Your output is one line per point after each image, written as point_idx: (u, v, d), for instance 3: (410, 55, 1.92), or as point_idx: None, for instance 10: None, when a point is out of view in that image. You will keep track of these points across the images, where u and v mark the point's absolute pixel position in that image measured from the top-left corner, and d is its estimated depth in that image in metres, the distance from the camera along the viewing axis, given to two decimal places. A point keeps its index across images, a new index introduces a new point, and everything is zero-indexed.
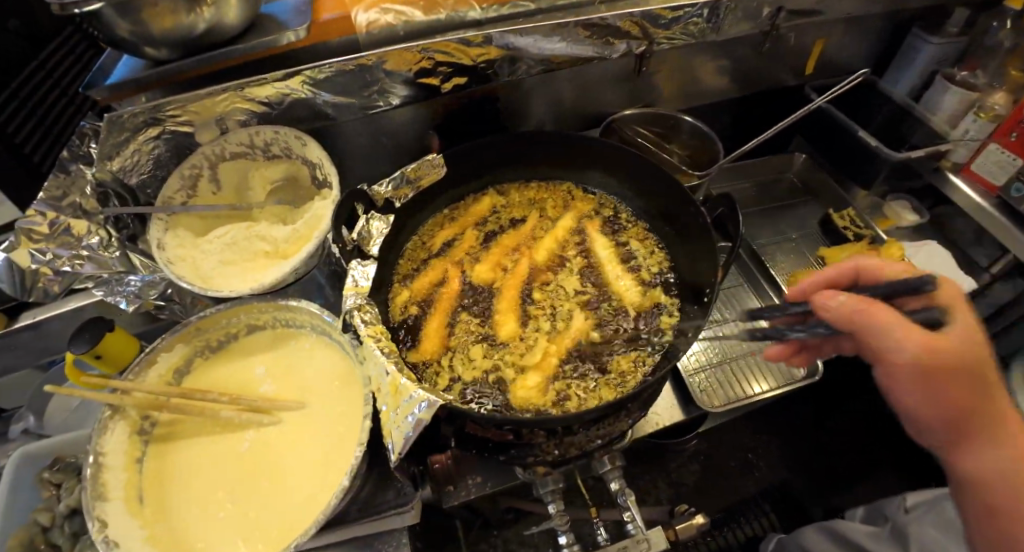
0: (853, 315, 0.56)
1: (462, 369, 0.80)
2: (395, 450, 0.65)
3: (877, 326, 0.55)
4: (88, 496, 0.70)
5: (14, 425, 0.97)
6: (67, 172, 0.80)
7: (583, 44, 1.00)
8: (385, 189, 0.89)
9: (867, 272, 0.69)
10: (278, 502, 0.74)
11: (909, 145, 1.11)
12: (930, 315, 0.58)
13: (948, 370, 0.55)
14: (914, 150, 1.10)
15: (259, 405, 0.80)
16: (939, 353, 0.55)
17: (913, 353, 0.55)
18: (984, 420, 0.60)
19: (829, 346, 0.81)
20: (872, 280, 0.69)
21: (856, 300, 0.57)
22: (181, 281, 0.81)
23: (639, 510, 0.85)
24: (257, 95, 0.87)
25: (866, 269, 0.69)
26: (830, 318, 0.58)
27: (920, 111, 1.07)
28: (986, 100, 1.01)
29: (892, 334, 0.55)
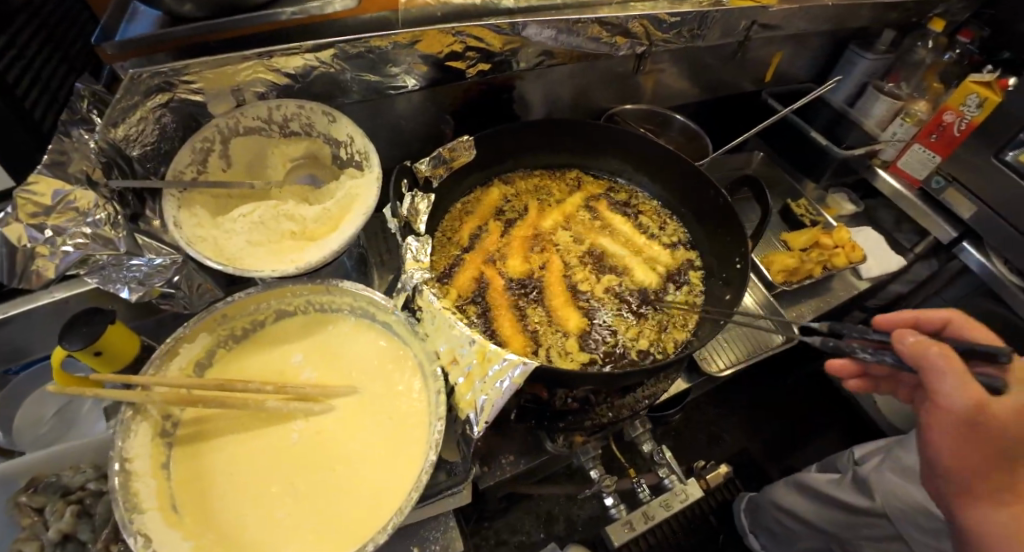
0: (929, 355, 0.59)
1: (557, 359, 0.83)
2: (484, 417, 0.66)
3: (938, 370, 0.58)
4: (123, 509, 0.60)
5: None
6: (69, 136, 0.68)
7: (595, 41, 1.07)
8: (425, 167, 0.88)
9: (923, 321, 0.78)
10: (343, 491, 0.69)
11: (847, 144, 1.31)
12: (993, 381, 0.62)
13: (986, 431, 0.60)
14: (851, 148, 1.30)
15: (309, 392, 0.74)
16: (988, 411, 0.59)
17: (967, 404, 0.59)
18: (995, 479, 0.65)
19: (886, 387, 0.85)
20: (957, 335, 0.76)
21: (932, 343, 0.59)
22: (209, 262, 0.73)
23: (675, 465, 0.93)
24: (283, 66, 0.82)
25: (955, 322, 0.77)
26: (904, 359, 0.61)
27: (855, 115, 1.28)
28: (910, 108, 1.20)
29: (947, 386, 0.59)
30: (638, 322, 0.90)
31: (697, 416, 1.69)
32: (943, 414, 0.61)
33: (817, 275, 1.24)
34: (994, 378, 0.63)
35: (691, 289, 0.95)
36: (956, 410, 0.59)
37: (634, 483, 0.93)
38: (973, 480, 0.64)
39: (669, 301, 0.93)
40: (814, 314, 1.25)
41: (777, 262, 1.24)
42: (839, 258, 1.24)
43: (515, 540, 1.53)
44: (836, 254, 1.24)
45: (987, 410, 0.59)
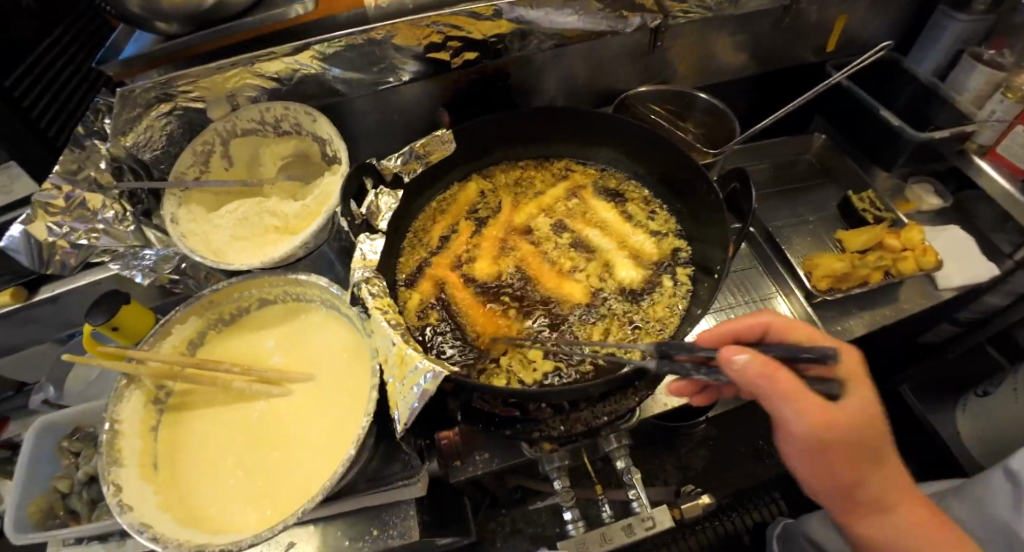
0: (753, 378, 0.56)
1: (514, 369, 0.78)
2: (401, 420, 0.66)
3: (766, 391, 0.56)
4: (105, 462, 0.72)
5: (36, 395, 0.99)
6: (81, 148, 0.81)
7: (595, 18, 0.98)
8: (393, 162, 0.88)
9: (777, 329, 0.69)
10: (285, 469, 0.75)
11: (935, 125, 1.11)
12: (828, 387, 0.60)
13: (838, 442, 0.58)
14: (938, 131, 1.10)
15: (270, 376, 0.81)
16: (831, 426, 0.57)
17: (810, 424, 0.57)
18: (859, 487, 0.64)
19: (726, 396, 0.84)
20: (777, 340, 0.70)
21: (762, 363, 0.56)
22: (193, 255, 0.83)
23: (644, 489, 0.85)
24: (267, 71, 0.88)
25: (773, 328, 0.70)
26: (732, 376, 0.58)
27: (945, 91, 1.07)
28: (1012, 80, 1.00)
29: (784, 406, 0.56)
30: (609, 325, 0.83)
31: (738, 428, 1.53)
32: (796, 435, 0.59)
33: (873, 283, 1.03)
34: (828, 383, 0.61)
35: (676, 290, 0.86)
36: (805, 431, 0.57)
37: (599, 501, 0.87)
38: (836, 491, 0.65)
39: (646, 302, 0.85)
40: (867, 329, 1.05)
41: (822, 265, 1.05)
42: (905, 263, 1.02)
43: (529, 530, 1.54)
44: (903, 259, 1.02)
45: (831, 429, 0.57)
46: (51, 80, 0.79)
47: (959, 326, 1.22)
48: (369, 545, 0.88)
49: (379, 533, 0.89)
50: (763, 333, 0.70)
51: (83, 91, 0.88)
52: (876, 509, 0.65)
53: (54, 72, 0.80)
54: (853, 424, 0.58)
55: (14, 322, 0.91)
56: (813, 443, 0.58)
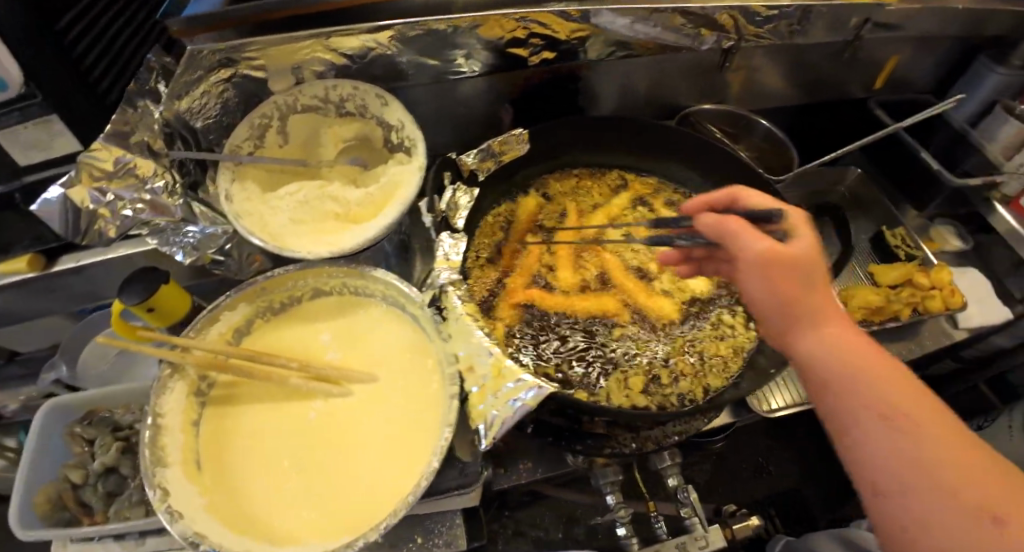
0: (720, 225, 0.60)
1: (614, 390, 0.75)
2: (491, 434, 0.63)
3: (734, 230, 0.58)
4: (149, 461, 0.65)
5: (43, 374, 0.91)
6: (134, 107, 0.72)
7: (674, 32, 0.97)
8: (471, 159, 0.85)
9: (747, 193, 0.65)
10: (352, 476, 0.71)
11: (963, 170, 1.17)
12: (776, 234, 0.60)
13: (788, 277, 0.56)
14: (968, 175, 1.16)
15: (329, 374, 0.75)
16: (780, 260, 0.56)
17: (760, 247, 0.56)
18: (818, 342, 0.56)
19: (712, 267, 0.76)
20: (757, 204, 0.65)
21: (725, 218, 0.60)
22: (253, 238, 0.76)
23: (700, 507, 0.86)
24: (340, 46, 0.82)
25: (743, 194, 0.66)
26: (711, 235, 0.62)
27: (976, 138, 1.12)
28: None
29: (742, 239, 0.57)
30: (693, 344, 0.82)
31: (741, 444, 1.56)
32: (744, 265, 0.58)
33: (905, 318, 1.07)
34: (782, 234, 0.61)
35: (751, 311, 0.87)
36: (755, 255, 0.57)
37: (652, 518, 0.87)
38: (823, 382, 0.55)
39: (722, 323, 0.85)
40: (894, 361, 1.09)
41: (858, 296, 1.09)
42: (933, 301, 1.07)
43: (534, 534, 1.52)
44: (932, 297, 1.07)
45: (783, 258, 0.56)
46: (106, 29, 0.72)
47: (962, 362, 1.29)
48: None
49: (423, 541, 0.86)
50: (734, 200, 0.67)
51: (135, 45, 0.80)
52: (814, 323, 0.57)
53: (108, 20, 0.72)
54: (799, 258, 0.57)
55: (32, 290, 0.84)
56: (757, 269, 0.57)
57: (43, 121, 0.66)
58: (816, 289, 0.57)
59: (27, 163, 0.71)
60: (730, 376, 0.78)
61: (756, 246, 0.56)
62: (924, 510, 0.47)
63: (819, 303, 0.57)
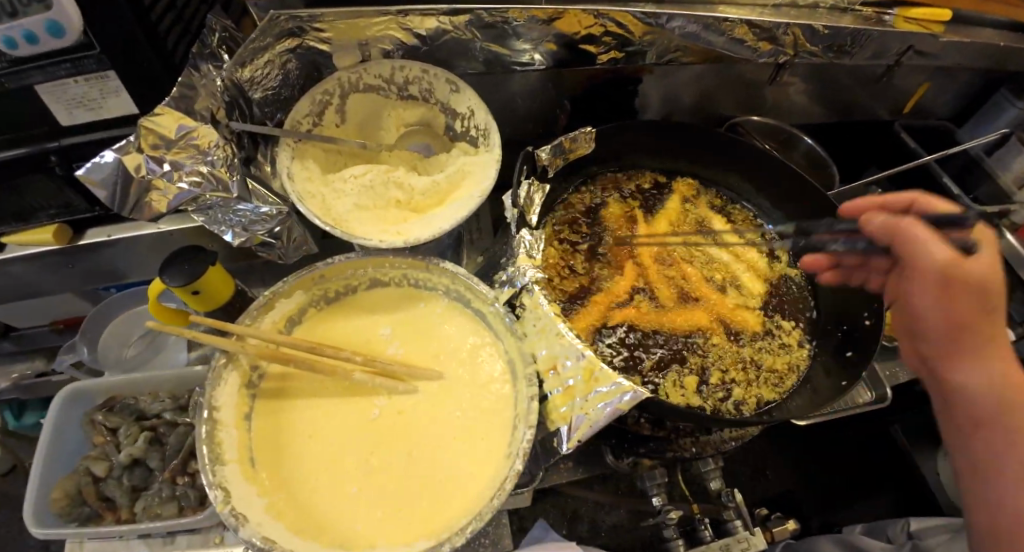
0: (892, 227, 0.66)
1: (670, 390, 0.77)
2: (580, 436, 0.62)
3: (914, 235, 0.64)
4: (208, 458, 0.60)
5: (63, 356, 0.83)
6: (198, 70, 0.66)
7: (738, 43, 0.97)
8: (546, 155, 0.82)
9: (927, 200, 0.71)
10: (421, 477, 0.67)
11: (975, 197, 1.19)
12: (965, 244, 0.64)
13: (962, 289, 0.60)
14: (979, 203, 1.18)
15: (395, 370, 0.71)
16: (957, 272, 0.60)
17: (941, 258, 0.61)
18: (975, 326, 0.62)
19: (861, 275, 0.82)
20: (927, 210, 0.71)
21: (900, 218, 0.66)
22: (318, 222, 0.71)
23: (745, 511, 0.87)
24: (416, 26, 0.78)
25: (921, 201, 0.71)
26: (883, 236, 0.68)
27: (990, 165, 1.14)
28: None
29: (929, 242, 0.62)
30: (751, 352, 0.85)
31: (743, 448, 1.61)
32: (923, 273, 0.62)
33: None
34: (966, 242, 0.65)
35: (806, 327, 0.90)
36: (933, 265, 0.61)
37: (697, 520, 0.88)
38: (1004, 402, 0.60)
39: (780, 337, 0.88)
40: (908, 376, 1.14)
41: None
42: None
43: None
44: None
45: (963, 269, 0.60)
46: None
47: None
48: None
49: (469, 541, 0.83)
50: (912, 205, 0.72)
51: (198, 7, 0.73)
52: (981, 354, 0.63)
53: None
54: (978, 275, 0.60)
55: (51, 264, 0.76)
56: (938, 279, 0.61)
57: (96, 77, 0.59)
58: (995, 309, 0.61)
59: (69, 125, 0.63)
60: (783, 391, 0.81)
61: (939, 254, 0.61)
62: (1004, 475, 0.60)
63: (973, 313, 0.61)
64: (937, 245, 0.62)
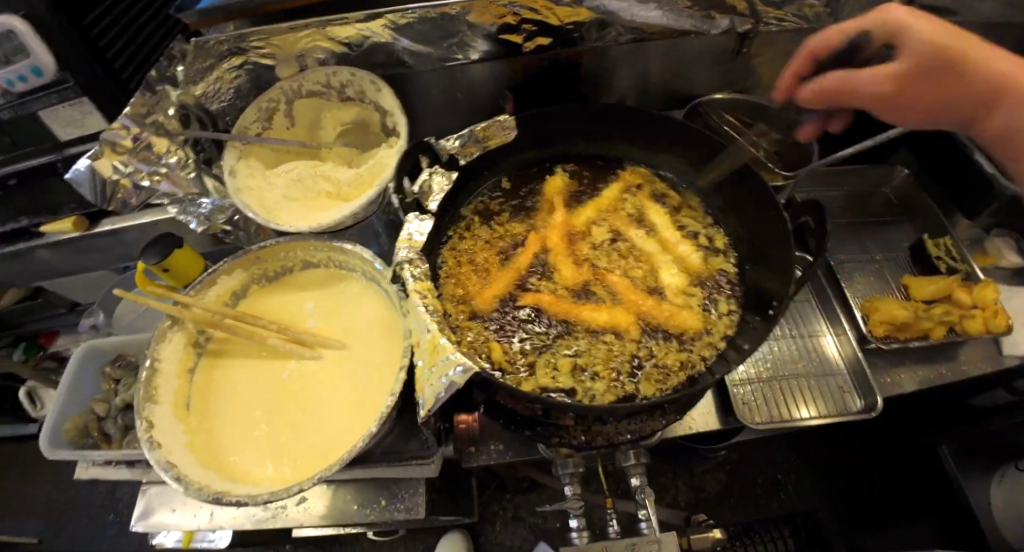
0: (835, 79, 0.76)
1: (540, 372, 0.76)
2: (425, 406, 0.66)
3: (850, 83, 0.76)
4: (141, 398, 0.75)
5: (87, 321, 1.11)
6: (153, 91, 0.81)
7: (679, 15, 0.91)
8: (452, 144, 0.88)
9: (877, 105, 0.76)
10: (307, 433, 0.76)
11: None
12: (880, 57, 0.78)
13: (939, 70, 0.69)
14: None
15: (304, 338, 0.82)
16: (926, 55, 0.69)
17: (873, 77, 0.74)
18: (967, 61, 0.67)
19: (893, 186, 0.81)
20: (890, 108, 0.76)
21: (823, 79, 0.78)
22: (248, 211, 0.84)
23: (655, 510, 0.83)
24: (339, 35, 0.87)
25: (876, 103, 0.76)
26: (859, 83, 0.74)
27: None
28: None
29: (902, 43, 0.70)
30: (648, 345, 0.80)
31: (757, 453, 1.41)
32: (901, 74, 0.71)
33: (933, 338, 0.98)
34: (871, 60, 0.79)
35: (731, 325, 0.81)
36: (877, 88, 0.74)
37: (607, 514, 0.86)
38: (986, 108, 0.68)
39: (690, 334, 0.80)
40: (919, 386, 0.98)
41: (882, 310, 1.01)
42: (972, 321, 0.95)
43: (530, 520, 1.48)
44: (971, 316, 0.96)
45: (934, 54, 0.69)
46: (131, 21, 0.81)
47: (1015, 394, 1.11)
48: (375, 514, 0.90)
49: (386, 504, 0.91)
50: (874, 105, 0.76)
51: (159, 34, 0.89)
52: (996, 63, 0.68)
53: (134, 13, 0.82)
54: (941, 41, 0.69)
55: (78, 248, 0.98)
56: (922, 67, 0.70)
57: (76, 102, 0.76)
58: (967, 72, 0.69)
59: (66, 138, 0.82)
60: (666, 388, 0.75)
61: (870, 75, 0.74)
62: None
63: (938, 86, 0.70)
64: (876, 80, 0.73)
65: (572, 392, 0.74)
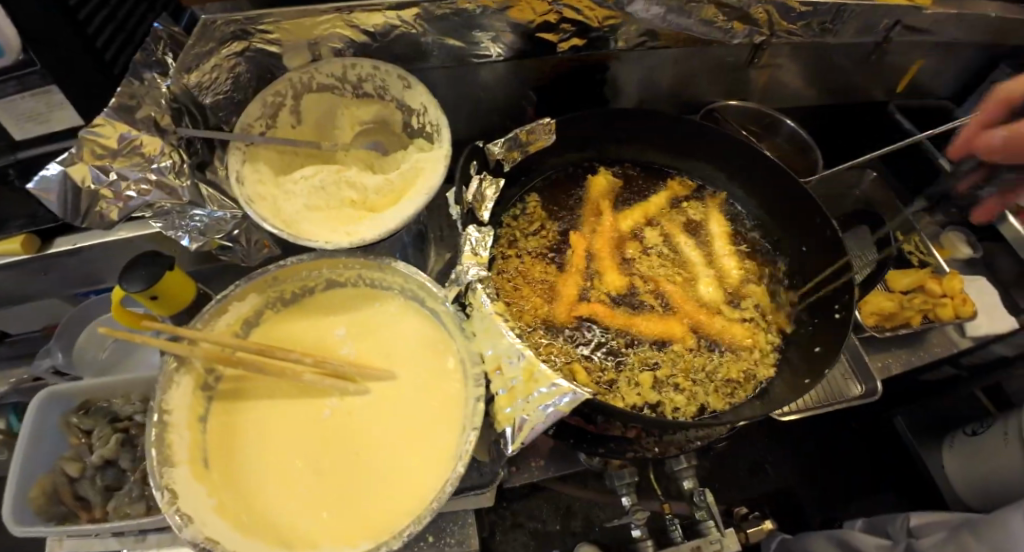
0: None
1: (624, 391, 0.74)
2: (520, 438, 0.61)
3: None
4: (156, 460, 0.61)
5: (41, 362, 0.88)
6: (140, 80, 0.67)
7: (706, 26, 0.92)
8: (498, 148, 0.81)
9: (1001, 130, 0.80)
10: (367, 480, 0.67)
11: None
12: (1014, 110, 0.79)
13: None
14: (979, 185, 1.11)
15: (347, 371, 0.71)
16: None
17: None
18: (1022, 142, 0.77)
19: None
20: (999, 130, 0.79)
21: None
22: (266, 224, 0.71)
23: (718, 512, 0.85)
24: (364, 23, 0.77)
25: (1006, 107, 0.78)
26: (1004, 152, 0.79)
27: None
28: None
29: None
30: (712, 356, 0.81)
31: (743, 438, 1.51)
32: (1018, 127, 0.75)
33: (915, 325, 1.09)
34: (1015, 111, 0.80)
35: (786, 336, 0.84)
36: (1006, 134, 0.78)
37: (668, 520, 0.87)
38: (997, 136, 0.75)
39: (747, 345, 0.83)
40: (902, 368, 1.10)
41: (871, 302, 1.11)
42: (944, 309, 1.09)
43: (531, 527, 1.45)
44: (943, 304, 1.09)
45: None
46: None
47: (961, 368, 1.28)
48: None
49: (434, 540, 0.84)
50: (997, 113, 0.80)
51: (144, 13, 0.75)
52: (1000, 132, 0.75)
53: None
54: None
55: (24, 271, 0.78)
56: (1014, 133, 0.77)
57: (41, 92, 0.60)
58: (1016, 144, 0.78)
59: (22, 138, 0.65)
60: (738, 399, 0.76)
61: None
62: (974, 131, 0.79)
63: None
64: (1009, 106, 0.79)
65: (653, 408, 0.73)
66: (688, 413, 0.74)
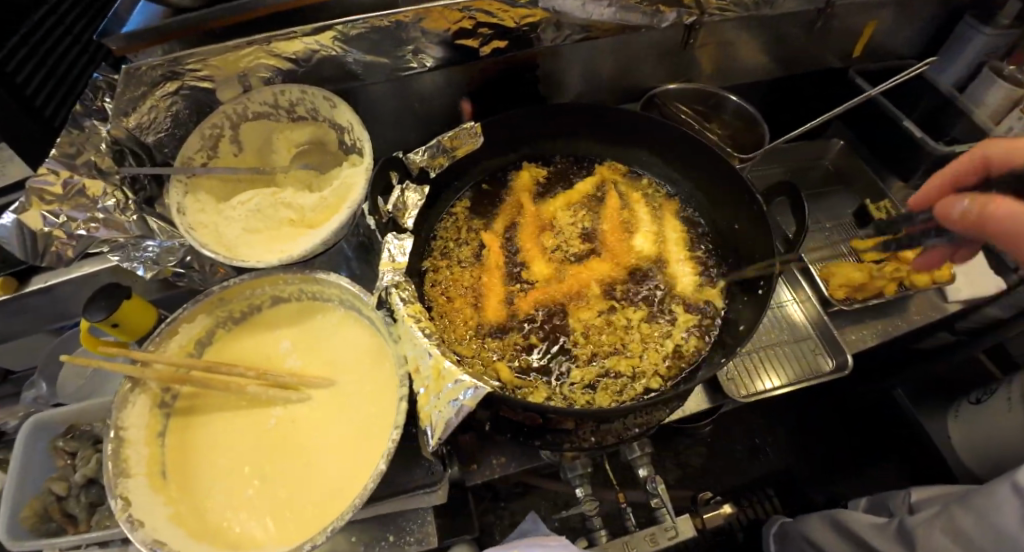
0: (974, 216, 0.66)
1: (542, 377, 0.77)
2: (435, 435, 0.62)
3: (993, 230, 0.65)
4: (112, 473, 0.66)
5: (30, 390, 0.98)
6: (80, 128, 0.74)
7: (631, 12, 0.90)
8: (420, 157, 0.85)
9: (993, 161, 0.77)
10: (307, 481, 0.71)
11: (950, 137, 1.11)
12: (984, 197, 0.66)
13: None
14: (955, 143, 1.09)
15: (287, 381, 0.76)
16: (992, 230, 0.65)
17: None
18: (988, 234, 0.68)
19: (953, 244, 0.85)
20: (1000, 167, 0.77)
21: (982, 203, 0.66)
22: (204, 249, 0.77)
23: (669, 497, 0.84)
24: (284, 51, 0.80)
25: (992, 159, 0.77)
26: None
27: (963, 102, 1.06)
28: None
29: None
30: (641, 340, 0.82)
31: (737, 423, 1.48)
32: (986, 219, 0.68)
33: (889, 294, 1.04)
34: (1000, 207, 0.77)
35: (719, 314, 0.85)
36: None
37: (622, 509, 0.86)
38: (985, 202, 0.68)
39: (679, 326, 0.84)
40: (880, 340, 1.06)
41: (838, 274, 1.06)
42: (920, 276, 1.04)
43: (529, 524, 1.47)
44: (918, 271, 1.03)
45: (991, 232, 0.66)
46: (48, 52, 0.75)
47: (958, 334, 1.22)
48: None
49: (395, 539, 0.87)
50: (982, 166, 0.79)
51: (83, 65, 0.83)
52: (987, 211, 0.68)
53: (52, 45, 0.76)
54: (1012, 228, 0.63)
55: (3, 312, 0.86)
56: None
57: None
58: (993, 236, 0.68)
59: None
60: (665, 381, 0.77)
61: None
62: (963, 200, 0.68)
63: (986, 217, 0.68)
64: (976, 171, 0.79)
65: (577, 396, 0.75)
66: (612, 397, 0.76)
